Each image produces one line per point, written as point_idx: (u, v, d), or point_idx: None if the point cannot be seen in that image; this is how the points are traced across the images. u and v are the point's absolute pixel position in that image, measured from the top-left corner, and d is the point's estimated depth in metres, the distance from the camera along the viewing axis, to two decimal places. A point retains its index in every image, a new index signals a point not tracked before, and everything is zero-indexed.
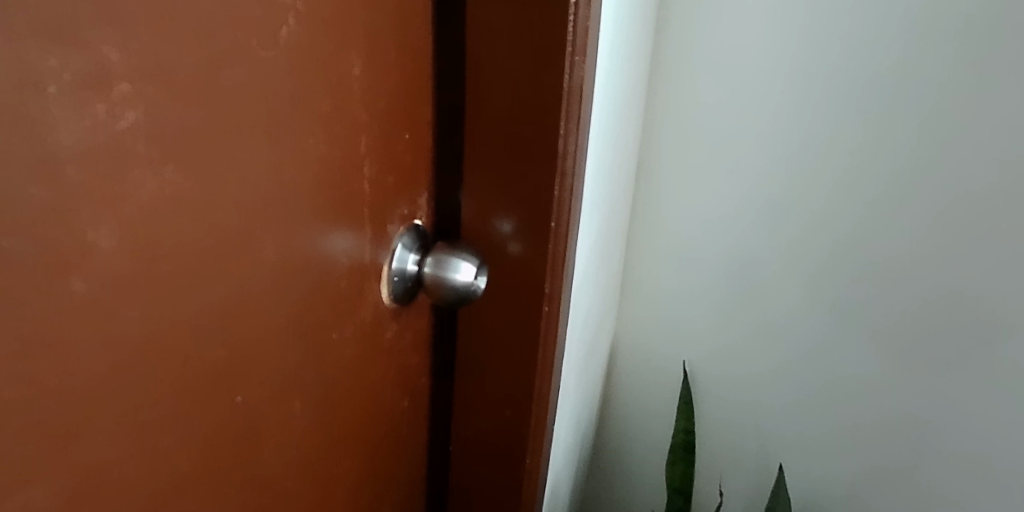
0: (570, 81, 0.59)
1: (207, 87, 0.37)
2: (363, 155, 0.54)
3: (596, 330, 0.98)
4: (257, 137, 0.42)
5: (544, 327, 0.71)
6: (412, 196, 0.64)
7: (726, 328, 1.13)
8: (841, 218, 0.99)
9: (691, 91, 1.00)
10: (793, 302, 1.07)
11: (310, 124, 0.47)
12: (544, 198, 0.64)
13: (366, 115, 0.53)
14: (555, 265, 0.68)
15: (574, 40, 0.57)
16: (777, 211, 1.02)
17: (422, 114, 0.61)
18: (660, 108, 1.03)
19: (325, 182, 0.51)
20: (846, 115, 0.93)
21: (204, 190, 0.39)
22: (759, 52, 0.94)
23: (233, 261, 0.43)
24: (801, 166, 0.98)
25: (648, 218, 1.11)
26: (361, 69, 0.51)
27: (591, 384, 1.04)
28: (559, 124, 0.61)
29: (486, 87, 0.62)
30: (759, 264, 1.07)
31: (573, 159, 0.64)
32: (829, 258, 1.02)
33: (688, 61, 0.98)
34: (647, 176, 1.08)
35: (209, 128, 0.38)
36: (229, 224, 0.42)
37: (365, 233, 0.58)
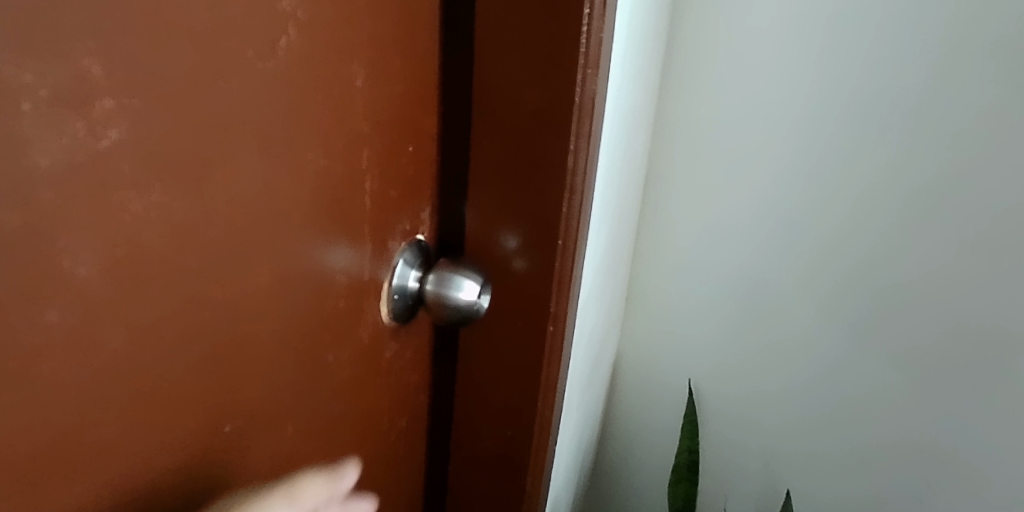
0: (581, 95, 0.56)
1: (198, 102, 0.35)
2: (365, 170, 0.52)
3: (600, 347, 0.96)
4: (251, 152, 0.40)
5: (549, 348, 0.68)
6: (413, 211, 0.61)
7: (734, 347, 1.11)
8: (856, 239, 0.97)
9: (703, 105, 0.98)
10: (802, 322, 1.05)
11: (309, 138, 0.45)
12: (551, 215, 0.62)
13: (369, 128, 0.51)
14: (562, 285, 0.66)
15: (587, 52, 0.54)
16: (789, 229, 1.00)
17: (426, 126, 0.59)
18: (670, 121, 1.00)
19: (323, 198, 0.48)
20: (863, 133, 0.91)
21: (192, 208, 0.36)
22: (776, 68, 0.92)
23: (222, 282, 0.41)
24: (816, 184, 0.96)
25: (655, 233, 1.08)
26: (363, 80, 0.49)
27: (594, 401, 1.02)
28: (570, 139, 0.58)
29: (492, 99, 0.59)
30: (770, 282, 1.04)
31: (583, 176, 0.61)
32: (842, 278, 1.00)
33: (700, 75, 0.96)
34: (656, 189, 1.05)
35: (200, 144, 0.36)
36: (217, 245, 0.39)
37: (365, 250, 0.56)
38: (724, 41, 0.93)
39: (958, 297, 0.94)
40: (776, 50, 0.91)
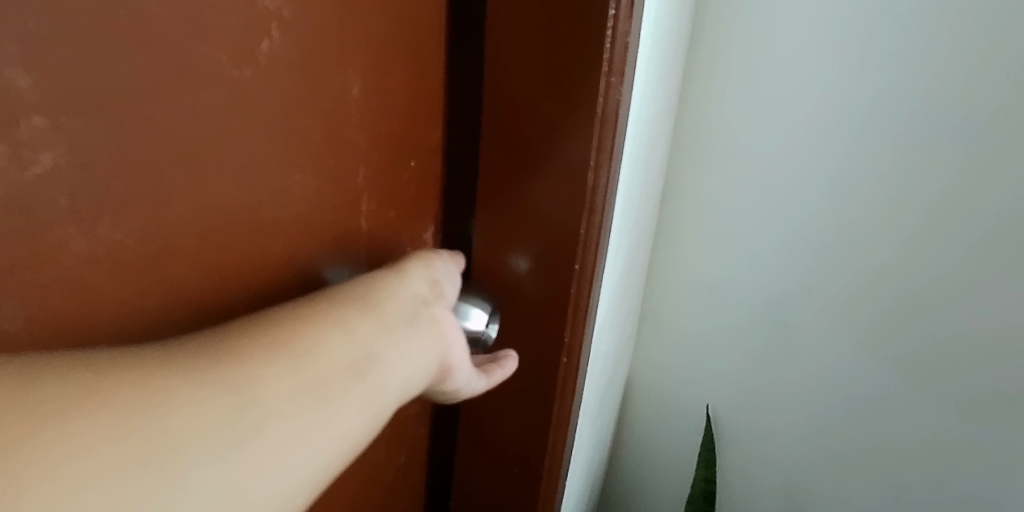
0: (604, 107, 0.50)
1: (162, 116, 0.30)
2: (361, 189, 0.46)
3: (611, 374, 0.89)
4: (228, 173, 0.34)
5: (562, 380, 0.63)
6: (416, 231, 0.56)
7: (759, 381, 1.00)
8: (902, 273, 0.84)
9: (722, 119, 0.86)
10: (818, 351, 0.94)
11: (295, 155, 0.39)
12: (568, 236, 0.56)
13: (366, 143, 0.45)
14: (577, 313, 0.59)
15: (611, 58, 0.48)
16: (816, 255, 0.88)
17: (428, 139, 0.54)
18: (689, 136, 0.89)
19: (311, 223, 0.42)
20: (906, 150, 0.78)
21: (152, 240, 0.31)
22: (813, 81, 0.79)
23: (193, 316, 0.35)
24: (855, 209, 0.84)
25: (671, 256, 0.98)
26: (358, 89, 0.43)
27: (603, 431, 0.96)
28: (590, 154, 0.52)
29: (503, 109, 0.53)
30: (796, 314, 0.93)
31: (604, 194, 0.54)
32: (882, 317, 0.88)
33: (722, 87, 0.84)
34: (673, 210, 0.94)
35: (164, 167, 0.30)
36: (183, 279, 0.34)
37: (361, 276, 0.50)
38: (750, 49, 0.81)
39: (1015, 342, 0.82)
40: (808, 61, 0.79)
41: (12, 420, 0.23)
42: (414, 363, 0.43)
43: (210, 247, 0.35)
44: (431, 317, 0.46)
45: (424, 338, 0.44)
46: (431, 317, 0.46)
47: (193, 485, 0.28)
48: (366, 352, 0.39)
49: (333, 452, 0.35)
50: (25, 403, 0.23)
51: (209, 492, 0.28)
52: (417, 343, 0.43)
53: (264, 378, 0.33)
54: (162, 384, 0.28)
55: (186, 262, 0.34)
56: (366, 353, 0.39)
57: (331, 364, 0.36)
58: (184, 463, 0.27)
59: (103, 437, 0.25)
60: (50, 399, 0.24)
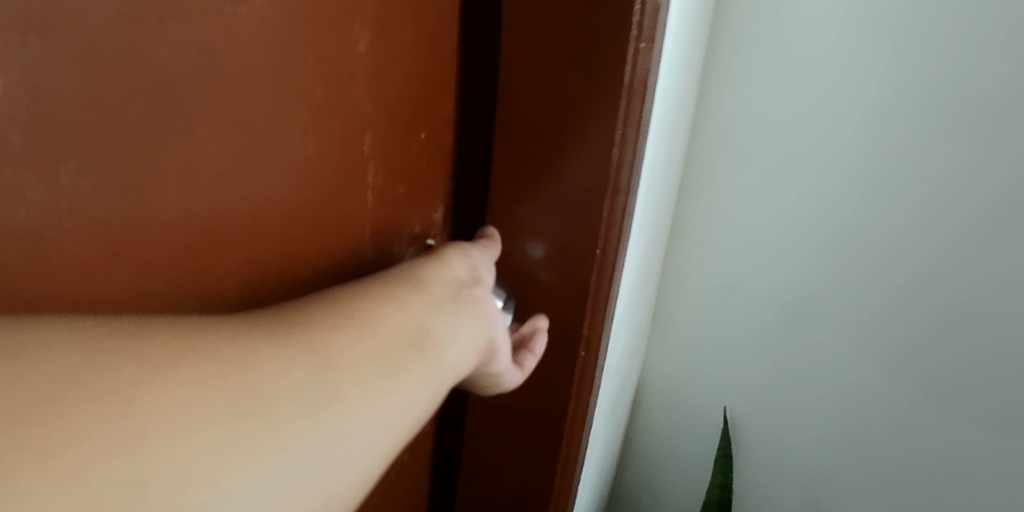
0: (631, 76, 0.45)
1: (138, 53, 0.25)
2: (367, 158, 0.42)
3: (624, 374, 0.83)
4: (216, 128, 0.30)
5: (579, 375, 0.58)
6: (425, 211, 0.52)
7: (786, 402, 0.88)
8: (939, 282, 0.73)
9: (748, 101, 0.74)
10: (852, 373, 0.82)
11: (292, 112, 0.34)
12: (589, 220, 0.51)
13: (372, 107, 0.41)
14: (597, 303, 0.55)
15: (641, 21, 0.43)
16: (854, 257, 0.76)
17: (440, 111, 0.50)
18: (710, 124, 0.77)
19: (310, 192, 0.38)
20: (944, 132, 0.67)
21: (129, 199, 0.27)
22: (858, 59, 0.67)
23: (183, 291, 0.31)
24: (893, 206, 0.72)
25: (687, 260, 0.86)
26: (367, 43, 0.39)
27: (612, 439, 0.90)
28: (615, 129, 0.47)
29: (521, 80, 0.49)
30: (830, 328, 0.81)
31: (629, 174, 0.49)
32: (920, 332, 0.76)
33: (747, 68, 0.72)
34: (690, 207, 0.82)
35: (144, 111, 0.26)
36: (167, 247, 0.29)
37: (365, 256, 0.46)
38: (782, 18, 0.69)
39: None
40: (850, 32, 0.67)
41: (128, 371, 0.23)
42: (472, 342, 0.43)
43: (254, 225, 0.34)
44: (479, 298, 0.45)
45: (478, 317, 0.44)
46: (484, 296, 0.46)
47: (291, 449, 0.27)
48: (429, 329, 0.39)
49: (400, 433, 0.34)
50: (130, 354, 0.23)
51: (306, 458, 0.28)
52: (471, 323, 0.43)
53: (340, 349, 0.32)
54: (248, 350, 0.28)
55: (214, 234, 0.32)
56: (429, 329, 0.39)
57: (400, 338, 0.36)
58: (282, 425, 0.27)
59: (207, 395, 0.25)
60: (153, 353, 0.24)
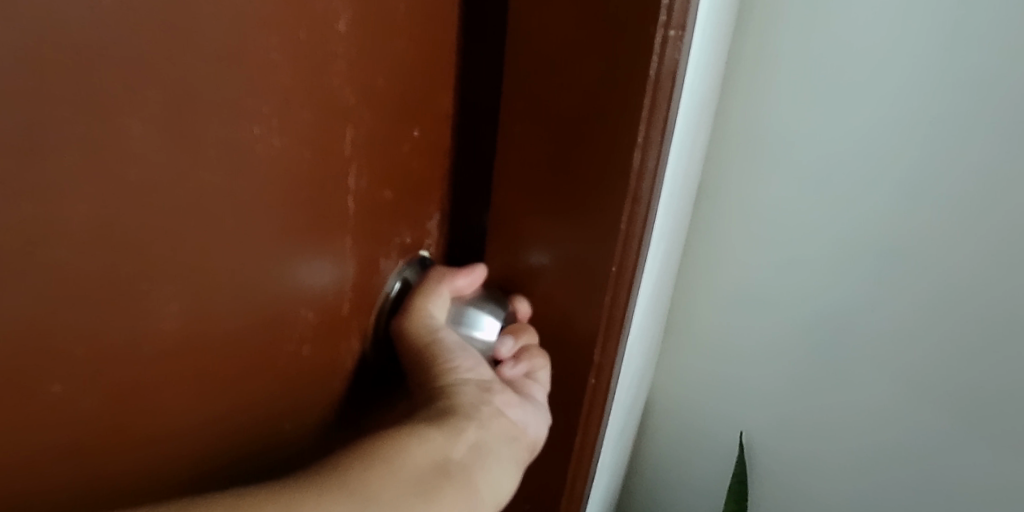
0: (658, 69, 0.39)
1: (45, 15, 0.19)
2: (348, 160, 0.36)
3: (632, 400, 0.75)
4: (153, 120, 0.24)
5: (587, 404, 0.52)
6: (419, 219, 0.46)
7: (809, 434, 0.77)
8: (975, 302, 0.63)
9: (776, 99, 0.63)
10: (889, 412, 0.71)
11: (254, 101, 0.28)
12: (606, 234, 0.45)
13: (354, 98, 0.35)
14: (610, 326, 0.49)
15: (671, 5, 0.37)
16: (895, 278, 0.65)
17: (438, 105, 0.44)
18: (732, 125, 0.66)
19: (276, 199, 0.32)
20: (991, 132, 0.57)
21: (32, 206, 0.21)
22: (907, 53, 0.57)
23: (107, 321, 0.24)
24: (927, 216, 0.62)
25: (704, 276, 0.75)
26: (348, 22, 0.32)
27: (616, 471, 0.81)
28: (637, 130, 0.41)
29: (530, 71, 0.43)
30: (866, 358, 0.70)
31: (651, 180, 0.43)
32: (952, 360, 0.66)
33: (778, 59, 0.62)
34: (708, 213, 0.71)
35: (49, 84, 0.20)
36: (86, 265, 0.23)
37: (348, 273, 0.39)
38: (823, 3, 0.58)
39: None
40: (898, 19, 0.56)
41: None
42: (505, 454, 0.42)
43: (221, 361, 0.31)
44: (496, 410, 0.44)
45: (497, 429, 0.43)
46: (502, 401, 0.45)
47: None
48: (456, 455, 0.38)
49: None
50: None
51: None
52: (493, 440, 0.42)
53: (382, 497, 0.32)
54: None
55: (150, 247, 0.25)
56: (457, 455, 0.39)
57: (434, 471, 0.36)
58: None
59: None
60: None
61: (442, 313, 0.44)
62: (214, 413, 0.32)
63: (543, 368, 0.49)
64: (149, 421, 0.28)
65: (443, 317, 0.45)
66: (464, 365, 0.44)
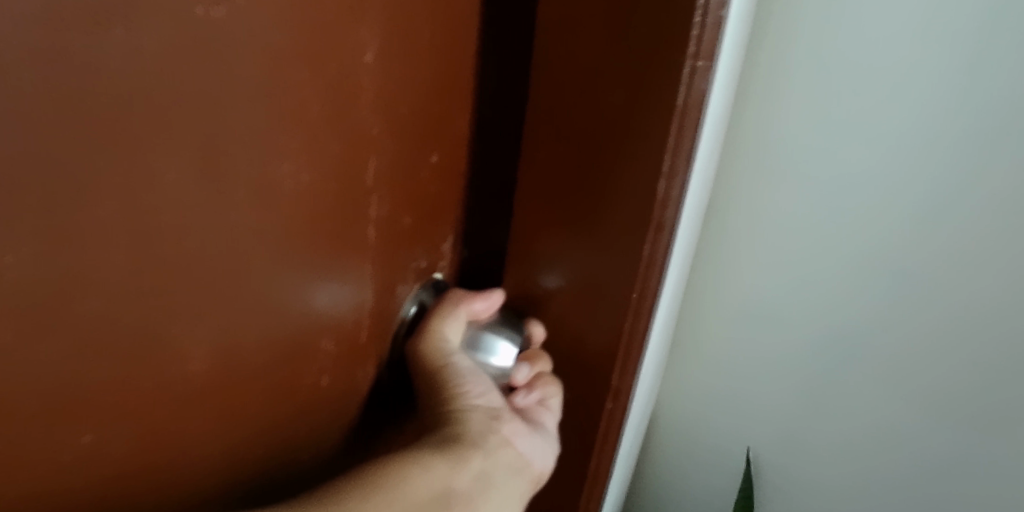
0: (685, 99, 0.38)
1: (85, 66, 0.19)
2: (369, 189, 0.36)
3: (639, 419, 0.74)
4: (186, 163, 0.24)
5: (603, 429, 0.52)
6: (435, 241, 0.45)
7: (818, 454, 0.75)
8: (998, 332, 0.60)
9: (789, 118, 0.61)
10: (898, 438, 0.69)
11: (284, 137, 0.28)
12: (628, 261, 0.45)
13: (378, 127, 0.34)
14: (629, 352, 0.49)
15: (700, 35, 0.36)
16: (909, 304, 0.63)
17: (457, 129, 0.44)
18: (746, 141, 0.63)
19: (299, 233, 0.31)
20: (1017, 159, 0.53)
21: (72, 254, 0.20)
22: (929, 71, 0.54)
23: (141, 364, 0.25)
24: (945, 237, 0.59)
25: (712, 293, 0.72)
26: (374, 53, 0.32)
27: (619, 489, 0.80)
28: (663, 160, 0.40)
29: (553, 97, 0.43)
30: (877, 383, 0.67)
31: (675, 208, 0.43)
32: (970, 387, 0.63)
33: (795, 74, 0.59)
34: (719, 227, 0.69)
35: (94, 137, 0.20)
36: (115, 312, 0.23)
37: (367, 300, 0.39)
38: (841, 17, 0.56)
39: None
40: (916, 38, 0.54)
41: None
42: (506, 486, 0.42)
43: (239, 391, 0.31)
44: (504, 439, 0.43)
45: (503, 459, 0.43)
46: (510, 430, 0.44)
47: None
48: (458, 486, 0.38)
49: None
50: None
51: None
52: (497, 470, 0.42)
53: None
54: None
55: (182, 290, 0.25)
56: (460, 485, 0.39)
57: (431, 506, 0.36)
58: None
59: None
60: None
61: (457, 336, 0.44)
62: (233, 445, 0.31)
63: (556, 395, 0.49)
64: (173, 467, 0.28)
65: (457, 341, 0.44)
66: (474, 391, 0.44)
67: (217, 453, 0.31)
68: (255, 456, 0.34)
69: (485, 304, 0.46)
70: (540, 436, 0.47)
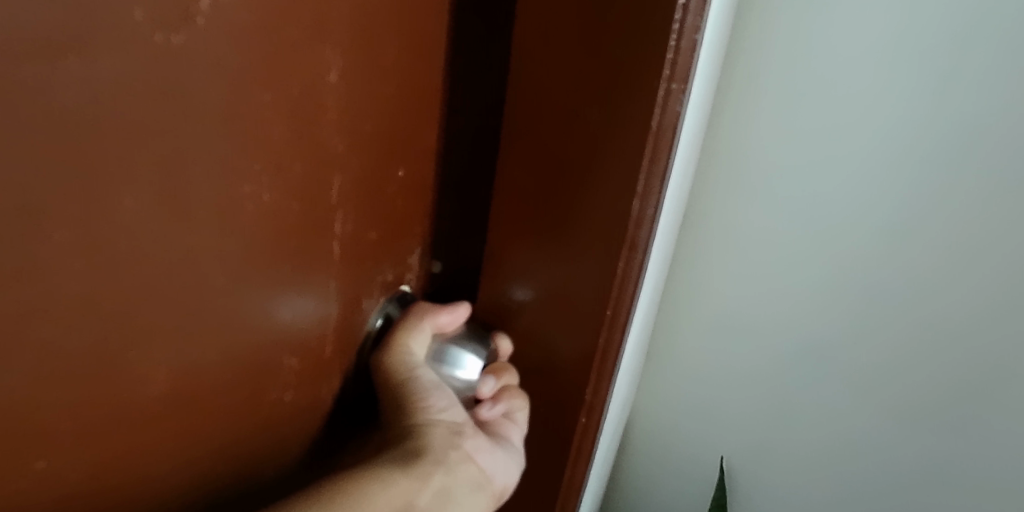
0: (660, 120, 0.40)
1: (35, 98, 0.19)
2: (334, 206, 0.36)
3: (614, 429, 0.74)
4: (144, 191, 0.24)
5: (578, 441, 0.53)
6: (401, 255, 0.45)
7: (792, 460, 0.76)
8: (968, 343, 0.62)
9: (764, 134, 0.62)
10: (865, 445, 0.71)
11: (245, 159, 0.28)
12: (602, 277, 0.46)
13: (342, 145, 0.35)
14: (603, 367, 0.50)
15: (675, 60, 0.38)
16: (877, 316, 0.65)
17: (423, 144, 0.44)
18: (721, 155, 0.64)
19: (261, 253, 0.31)
20: (983, 176, 0.56)
21: (27, 285, 0.20)
22: (897, 92, 0.56)
23: (97, 389, 0.24)
24: (914, 250, 0.61)
25: (688, 303, 0.73)
26: (338, 72, 0.32)
27: (595, 497, 0.81)
28: (638, 180, 0.42)
29: (529, 116, 0.43)
30: (845, 392, 0.70)
31: (649, 227, 0.44)
32: (939, 393, 0.65)
33: (768, 93, 0.60)
34: (696, 239, 0.69)
35: (51, 167, 0.20)
36: (70, 341, 0.23)
37: (332, 314, 0.39)
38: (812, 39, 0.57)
39: None
40: (887, 58, 0.55)
41: None
42: (465, 502, 0.44)
43: (200, 407, 0.30)
44: (466, 455, 0.44)
45: (463, 474, 0.44)
46: (471, 445, 0.45)
47: None
48: (419, 501, 0.40)
49: None
50: None
51: None
52: (457, 485, 0.43)
53: None
54: None
55: (137, 315, 0.25)
56: (421, 501, 0.40)
57: None
58: None
59: None
60: None
61: (422, 350, 0.44)
62: (193, 459, 0.31)
63: (523, 409, 0.50)
64: (130, 492, 0.28)
65: (422, 354, 0.44)
66: (438, 405, 0.44)
67: (176, 467, 0.30)
68: (222, 471, 0.34)
69: (451, 318, 0.46)
70: (504, 451, 0.48)
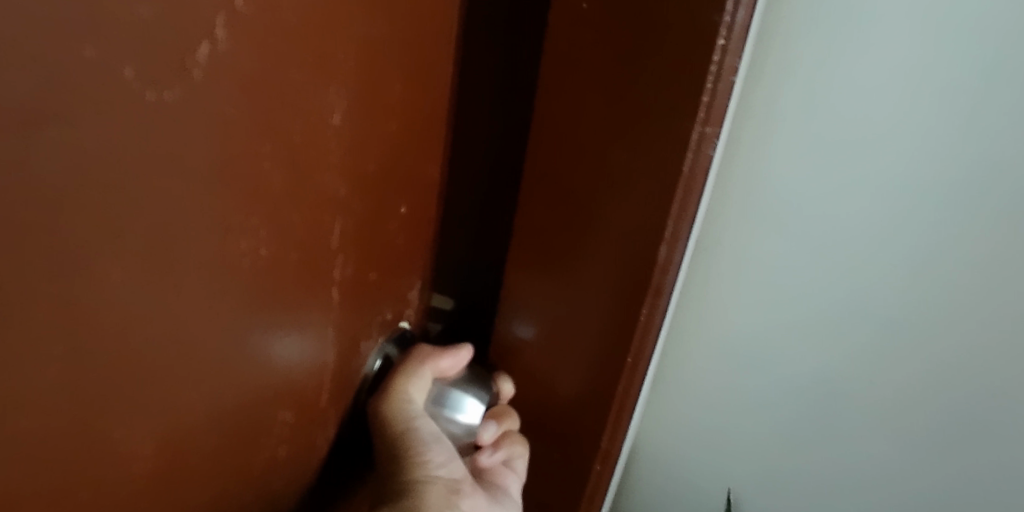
0: (692, 165, 0.38)
1: (25, 177, 0.17)
2: (335, 251, 0.34)
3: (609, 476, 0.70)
4: (130, 260, 0.21)
5: (591, 488, 0.51)
6: (401, 292, 0.44)
7: None
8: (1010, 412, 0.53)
9: (778, 169, 0.53)
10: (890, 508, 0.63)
11: (239, 214, 0.26)
12: (624, 324, 0.44)
13: (344, 188, 0.33)
14: (620, 416, 0.48)
15: (711, 102, 0.36)
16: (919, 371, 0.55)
17: (427, 178, 0.42)
18: (739, 186, 0.55)
19: (249, 308, 0.29)
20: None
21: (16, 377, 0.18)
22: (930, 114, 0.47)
23: (86, 473, 0.22)
24: (975, 302, 0.51)
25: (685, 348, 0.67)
26: (341, 114, 0.30)
27: None
28: (666, 226, 0.40)
29: (553, 153, 0.41)
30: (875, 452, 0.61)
31: (675, 273, 0.42)
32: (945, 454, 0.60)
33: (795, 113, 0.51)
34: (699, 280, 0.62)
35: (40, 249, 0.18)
36: (58, 430, 0.20)
37: (328, 357, 0.37)
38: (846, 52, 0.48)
39: None
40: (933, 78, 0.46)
41: None
42: None
43: (184, 475, 0.28)
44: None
45: None
46: (469, 504, 0.43)
47: None
48: None
49: None
50: None
51: None
52: None
53: None
54: None
55: (123, 388, 0.23)
56: None
57: None
58: None
59: None
60: None
61: (421, 396, 0.42)
62: None
63: (524, 458, 0.49)
64: None
65: (422, 400, 0.42)
66: (436, 460, 0.42)
67: None
68: None
69: (453, 363, 0.45)
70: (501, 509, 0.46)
